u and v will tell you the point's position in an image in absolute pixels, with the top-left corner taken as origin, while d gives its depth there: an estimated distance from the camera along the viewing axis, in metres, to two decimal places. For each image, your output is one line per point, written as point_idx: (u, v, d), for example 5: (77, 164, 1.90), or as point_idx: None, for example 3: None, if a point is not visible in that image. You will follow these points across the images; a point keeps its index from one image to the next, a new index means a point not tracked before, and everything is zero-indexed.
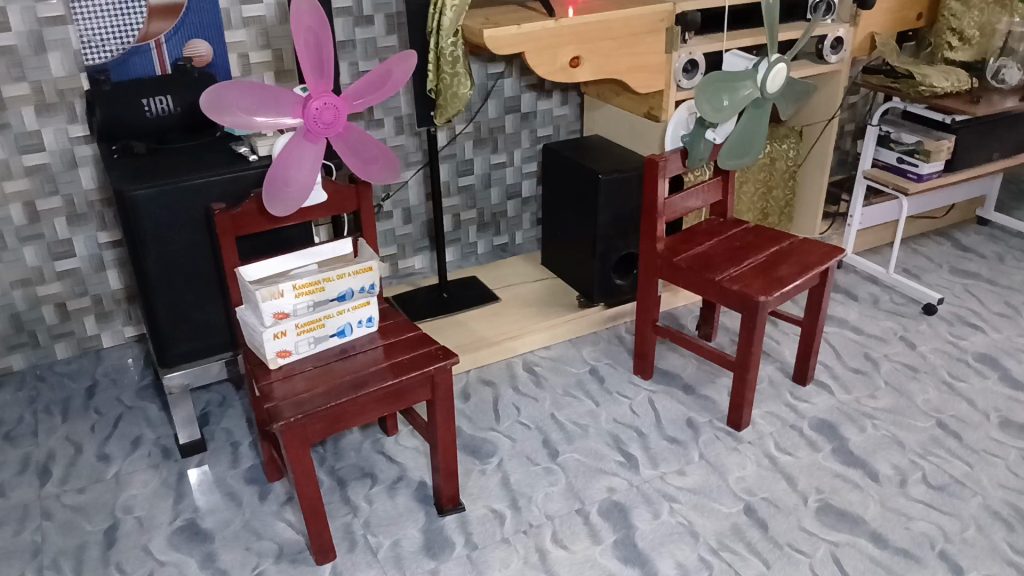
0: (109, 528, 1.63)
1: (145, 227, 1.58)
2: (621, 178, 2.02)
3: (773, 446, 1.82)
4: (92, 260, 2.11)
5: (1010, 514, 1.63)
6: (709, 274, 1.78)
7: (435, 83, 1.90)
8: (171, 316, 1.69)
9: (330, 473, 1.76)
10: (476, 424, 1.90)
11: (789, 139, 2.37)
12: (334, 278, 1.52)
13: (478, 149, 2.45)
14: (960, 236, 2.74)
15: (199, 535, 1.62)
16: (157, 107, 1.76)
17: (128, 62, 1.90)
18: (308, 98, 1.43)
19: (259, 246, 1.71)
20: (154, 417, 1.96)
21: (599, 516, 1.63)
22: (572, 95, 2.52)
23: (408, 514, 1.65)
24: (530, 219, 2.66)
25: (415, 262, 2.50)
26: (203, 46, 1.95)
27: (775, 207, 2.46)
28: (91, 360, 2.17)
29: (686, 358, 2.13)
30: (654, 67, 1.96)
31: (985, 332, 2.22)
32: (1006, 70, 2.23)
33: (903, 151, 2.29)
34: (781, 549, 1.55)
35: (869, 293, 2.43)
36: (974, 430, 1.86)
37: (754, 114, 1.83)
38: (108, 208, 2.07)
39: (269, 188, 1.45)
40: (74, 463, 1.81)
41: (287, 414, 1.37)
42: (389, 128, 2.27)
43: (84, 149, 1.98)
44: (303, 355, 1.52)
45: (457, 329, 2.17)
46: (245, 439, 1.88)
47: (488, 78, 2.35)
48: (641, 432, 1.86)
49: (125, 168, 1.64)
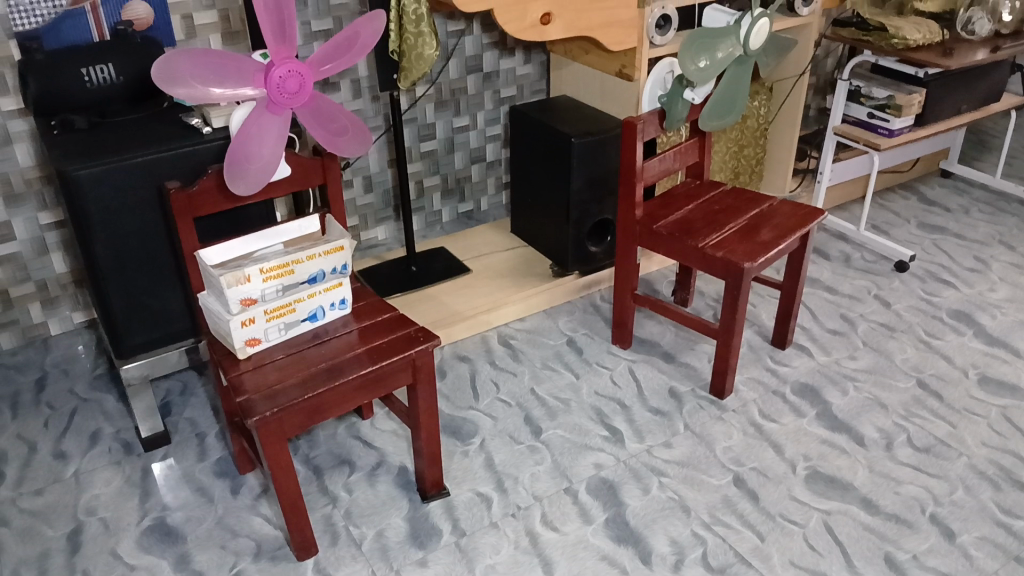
0: (72, 533, 1.54)
1: (93, 209, 1.46)
2: (594, 141, 1.95)
3: (758, 413, 1.79)
4: (34, 243, 1.97)
5: (996, 474, 1.63)
6: (691, 240, 1.73)
7: (397, 44, 1.78)
8: (126, 303, 1.58)
9: (305, 462, 1.68)
10: (454, 403, 1.84)
11: (760, 95, 2.29)
12: (303, 259, 1.42)
13: (439, 113, 2.34)
14: (925, 189, 2.74)
15: (170, 535, 1.53)
16: (99, 77, 1.62)
17: (60, 27, 1.71)
18: (270, 66, 1.32)
19: (218, 225, 1.60)
20: (111, 409, 1.85)
21: (589, 495, 1.59)
22: (535, 53, 2.43)
23: (391, 502, 1.58)
24: (495, 184, 2.57)
25: (378, 233, 2.41)
26: (142, 8, 1.79)
27: (746, 166, 2.39)
28: (38, 349, 2.04)
29: (664, 325, 2.08)
30: (626, 23, 1.87)
31: (957, 288, 2.22)
32: (975, 20, 2.21)
33: (873, 106, 2.26)
34: (773, 520, 1.53)
35: (840, 251, 2.42)
36: (954, 388, 1.86)
37: (736, 73, 1.75)
38: (47, 186, 1.93)
39: (229, 165, 1.33)
40: (29, 463, 1.70)
41: (262, 409, 1.29)
42: (346, 92, 2.16)
43: (19, 124, 1.83)
44: (273, 342, 1.44)
45: (429, 303, 2.08)
46: (212, 429, 1.79)
47: (448, 37, 2.24)
48: (624, 404, 1.82)
49: (67, 145, 1.51)
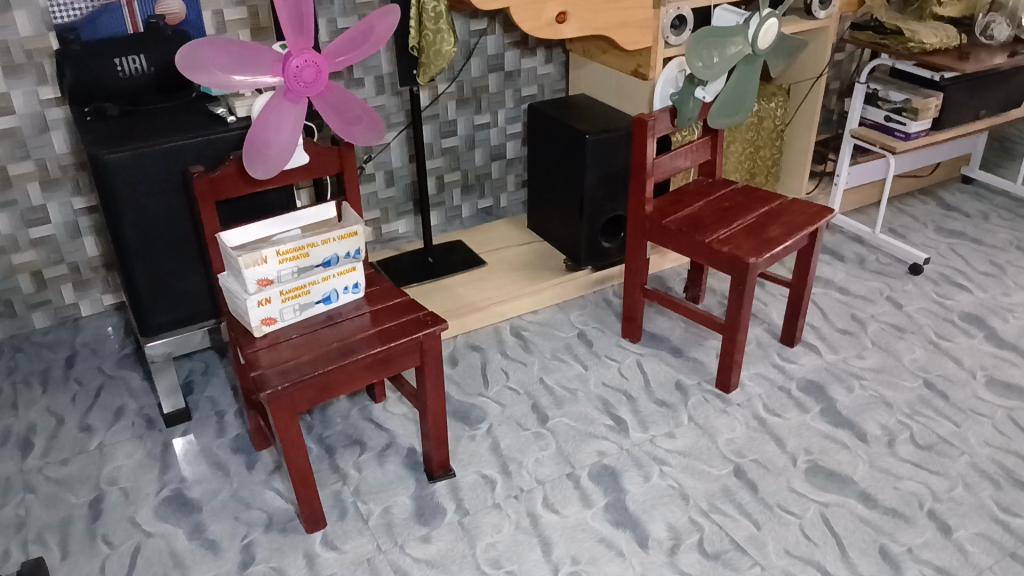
0: (94, 500, 1.61)
1: (121, 192, 1.54)
2: (608, 138, 1.99)
3: (762, 407, 1.82)
4: (68, 226, 2.05)
5: (997, 472, 1.64)
6: (699, 235, 1.76)
7: (417, 40, 1.84)
8: (150, 283, 1.65)
9: (318, 441, 1.74)
10: (464, 390, 1.88)
11: (777, 97, 2.32)
12: (318, 244, 1.49)
13: (461, 110, 2.40)
14: (946, 195, 2.74)
15: (186, 506, 1.60)
16: (130, 67, 1.71)
17: (96, 21, 1.80)
18: (288, 56, 1.38)
19: (240, 210, 1.67)
20: (136, 387, 1.93)
21: (590, 480, 1.63)
22: (556, 53, 2.47)
23: (398, 481, 1.64)
24: (514, 182, 2.62)
25: (399, 227, 2.47)
26: (175, 4, 1.87)
27: (762, 167, 2.41)
28: (69, 329, 2.13)
29: (674, 321, 2.12)
30: (641, 23, 1.91)
31: (971, 291, 2.23)
32: (994, 26, 2.23)
33: (890, 109, 2.27)
34: (771, 510, 1.56)
35: (856, 253, 2.43)
36: (961, 389, 1.87)
37: (745, 71, 1.79)
38: (81, 172, 2.01)
39: (249, 150, 1.40)
40: (56, 435, 1.78)
41: (274, 383, 1.34)
42: (370, 88, 2.22)
43: (55, 113, 1.92)
44: (288, 322, 1.50)
45: (444, 294, 2.14)
46: (231, 408, 1.86)
47: (470, 36, 2.30)
48: (630, 396, 1.86)
49: (99, 131, 1.59)
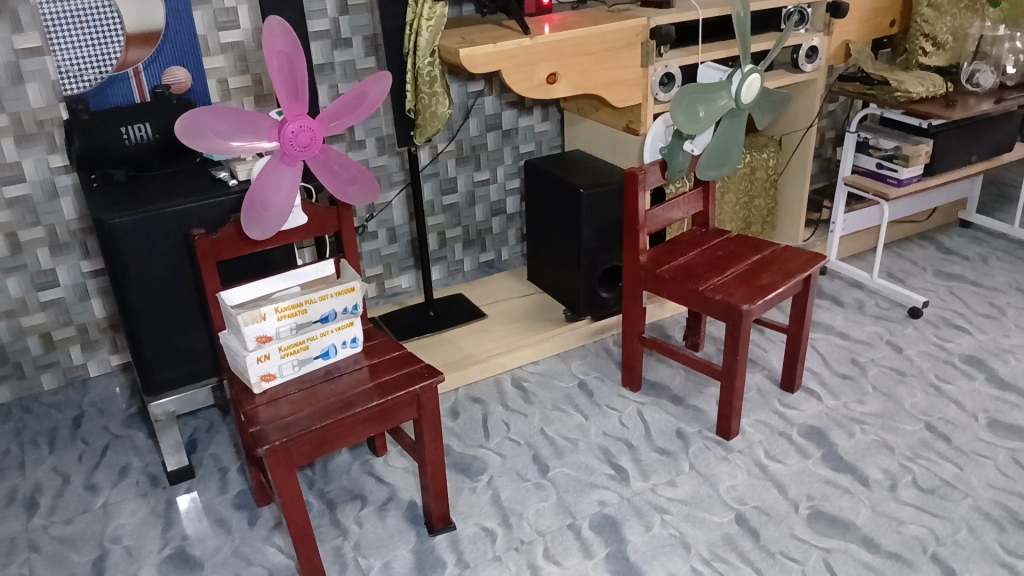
0: (97, 559, 1.62)
1: (126, 255, 1.58)
2: (603, 191, 2.03)
3: (763, 454, 1.82)
4: (76, 289, 2.10)
5: (1001, 515, 1.63)
6: (693, 284, 1.78)
7: (414, 103, 1.91)
8: (154, 342, 1.69)
9: (319, 496, 1.75)
10: (465, 442, 1.89)
11: (769, 148, 2.37)
12: (316, 300, 1.52)
13: (461, 167, 2.45)
14: (944, 239, 2.76)
15: (188, 563, 1.60)
16: (136, 135, 1.76)
17: (105, 92, 1.91)
18: (284, 121, 1.43)
19: (242, 269, 1.71)
20: (141, 445, 1.95)
21: (591, 531, 1.63)
22: (552, 111, 2.53)
23: (399, 535, 1.64)
24: (515, 236, 2.66)
25: (402, 281, 2.51)
26: (180, 73, 1.96)
27: (757, 216, 2.45)
28: (77, 390, 2.16)
29: (674, 369, 2.13)
30: (630, 82, 1.98)
31: (971, 334, 2.23)
32: (979, 74, 2.27)
33: (881, 156, 2.31)
34: (773, 557, 1.55)
35: (855, 298, 2.44)
36: (963, 432, 1.86)
37: (730, 125, 1.85)
38: (90, 236, 2.06)
39: (247, 212, 1.45)
40: (61, 494, 1.79)
41: (273, 438, 1.36)
42: (371, 148, 2.28)
43: (65, 178, 1.98)
44: (287, 378, 1.52)
45: (445, 347, 2.16)
46: (234, 464, 1.87)
47: (468, 97, 2.36)
48: (631, 445, 1.86)
49: (105, 196, 1.64)
